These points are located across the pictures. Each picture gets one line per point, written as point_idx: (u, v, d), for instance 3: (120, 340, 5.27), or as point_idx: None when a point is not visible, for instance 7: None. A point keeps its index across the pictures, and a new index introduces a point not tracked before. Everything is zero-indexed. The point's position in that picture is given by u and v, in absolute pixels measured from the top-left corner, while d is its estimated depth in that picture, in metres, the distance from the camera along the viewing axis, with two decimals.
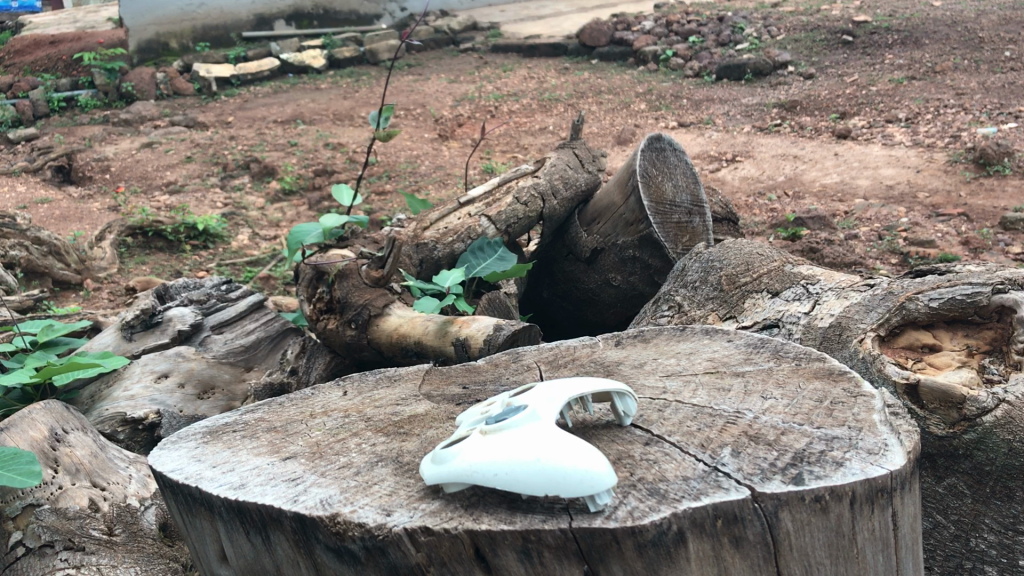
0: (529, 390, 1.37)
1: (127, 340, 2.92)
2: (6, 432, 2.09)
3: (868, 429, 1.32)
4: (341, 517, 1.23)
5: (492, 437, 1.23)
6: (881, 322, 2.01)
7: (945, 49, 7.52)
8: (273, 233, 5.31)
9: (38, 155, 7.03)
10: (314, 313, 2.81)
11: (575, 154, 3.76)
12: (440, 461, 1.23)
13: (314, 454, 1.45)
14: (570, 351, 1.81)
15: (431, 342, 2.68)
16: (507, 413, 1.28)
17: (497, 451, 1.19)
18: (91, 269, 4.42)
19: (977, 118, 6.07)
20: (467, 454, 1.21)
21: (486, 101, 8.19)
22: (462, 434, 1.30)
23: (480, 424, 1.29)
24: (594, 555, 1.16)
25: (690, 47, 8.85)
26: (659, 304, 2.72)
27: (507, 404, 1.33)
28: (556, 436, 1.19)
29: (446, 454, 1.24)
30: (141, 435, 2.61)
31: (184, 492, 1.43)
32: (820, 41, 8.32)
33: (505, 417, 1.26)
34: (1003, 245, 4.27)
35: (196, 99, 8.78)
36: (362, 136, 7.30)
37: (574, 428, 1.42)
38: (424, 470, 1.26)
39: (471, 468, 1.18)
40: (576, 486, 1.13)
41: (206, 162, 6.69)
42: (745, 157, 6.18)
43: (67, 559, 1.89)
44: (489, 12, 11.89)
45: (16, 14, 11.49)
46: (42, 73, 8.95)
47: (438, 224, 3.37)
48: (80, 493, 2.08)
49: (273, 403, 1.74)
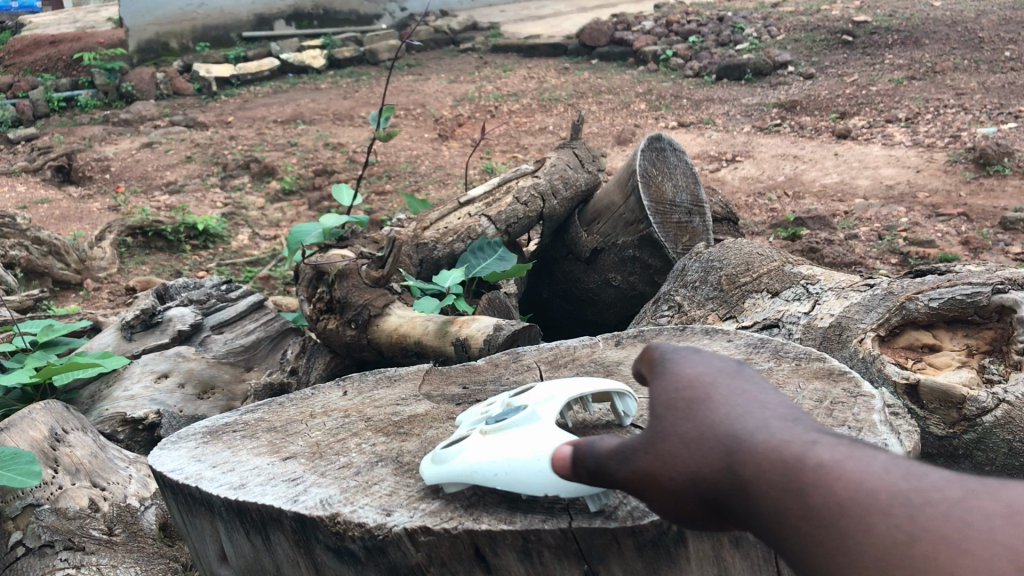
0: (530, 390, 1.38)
1: (127, 340, 2.92)
2: (6, 432, 2.09)
3: (868, 429, 1.32)
4: (341, 517, 1.23)
5: (492, 436, 1.22)
6: (881, 322, 1.99)
7: (945, 49, 7.51)
8: (273, 233, 5.31)
9: (38, 155, 7.02)
10: (314, 313, 2.81)
11: (575, 154, 3.77)
12: (446, 456, 1.23)
13: (314, 454, 1.45)
14: (570, 351, 1.81)
15: (431, 342, 2.69)
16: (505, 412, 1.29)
17: (497, 449, 1.19)
18: (91, 269, 4.42)
19: (977, 118, 6.06)
20: (467, 453, 1.21)
21: (486, 101, 8.19)
22: (462, 433, 1.30)
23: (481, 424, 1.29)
24: (594, 555, 1.16)
25: (690, 47, 8.85)
26: (658, 304, 2.71)
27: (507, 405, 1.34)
28: (552, 432, 1.18)
29: (451, 450, 1.24)
30: (141, 435, 2.61)
31: (184, 491, 1.43)
32: (820, 41, 8.33)
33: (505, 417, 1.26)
34: (1003, 245, 4.27)
35: (196, 99, 8.78)
36: (362, 136, 7.29)
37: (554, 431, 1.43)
38: (424, 470, 1.26)
39: (471, 468, 1.19)
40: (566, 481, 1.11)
41: (206, 162, 6.70)
42: (745, 157, 6.18)
43: (67, 559, 1.88)
44: (489, 12, 11.88)
45: (15, 14, 11.50)
46: (42, 73, 8.94)
47: (438, 224, 3.35)
48: (80, 493, 2.08)
49: (273, 403, 1.74)
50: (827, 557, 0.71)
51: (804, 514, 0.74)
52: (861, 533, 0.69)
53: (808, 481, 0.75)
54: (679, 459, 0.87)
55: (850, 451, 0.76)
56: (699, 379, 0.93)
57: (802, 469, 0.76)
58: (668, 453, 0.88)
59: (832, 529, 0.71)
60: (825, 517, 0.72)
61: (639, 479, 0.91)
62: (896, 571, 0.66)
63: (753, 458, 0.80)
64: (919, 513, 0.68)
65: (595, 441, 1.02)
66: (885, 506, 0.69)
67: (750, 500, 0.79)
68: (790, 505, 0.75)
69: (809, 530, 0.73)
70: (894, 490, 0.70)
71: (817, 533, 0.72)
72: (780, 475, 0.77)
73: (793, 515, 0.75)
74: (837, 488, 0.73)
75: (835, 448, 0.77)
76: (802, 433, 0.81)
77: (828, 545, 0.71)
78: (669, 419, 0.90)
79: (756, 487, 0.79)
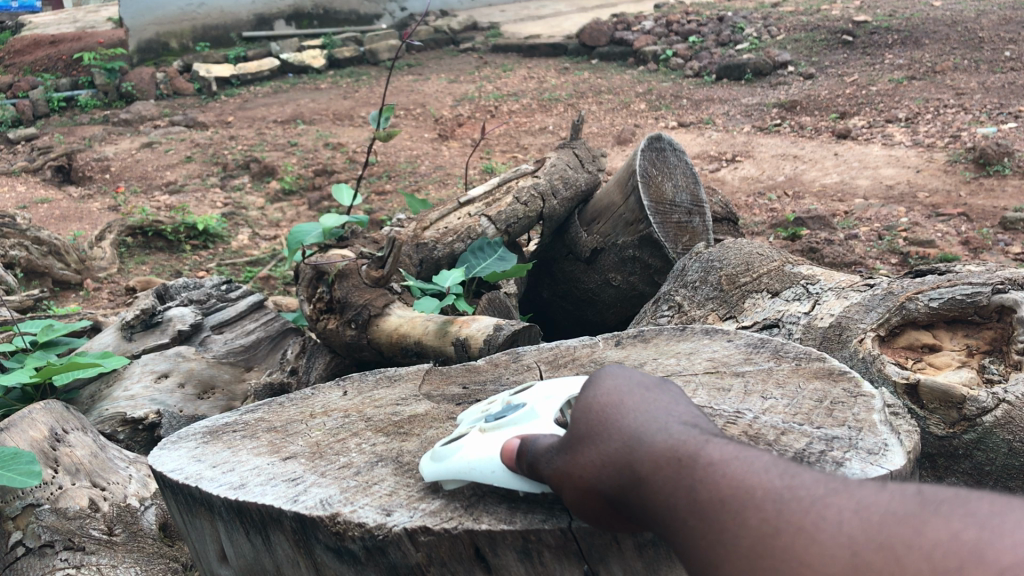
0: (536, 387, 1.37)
1: (127, 340, 2.92)
2: (6, 432, 2.09)
3: (868, 429, 1.32)
4: (341, 517, 1.23)
5: (491, 434, 1.22)
6: (881, 322, 2.00)
7: (945, 49, 7.51)
8: (273, 233, 5.31)
9: (38, 155, 7.01)
10: (314, 313, 2.81)
11: (575, 154, 3.77)
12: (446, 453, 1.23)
13: (314, 454, 1.45)
14: (570, 350, 1.81)
15: (431, 342, 2.69)
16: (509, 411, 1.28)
17: (495, 446, 1.19)
18: (91, 269, 4.41)
19: (977, 118, 6.06)
20: (466, 450, 1.21)
21: (486, 101, 8.19)
22: (462, 431, 1.31)
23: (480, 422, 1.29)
24: (594, 555, 1.16)
25: (690, 47, 8.85)
26: (658, 304, 2.70)
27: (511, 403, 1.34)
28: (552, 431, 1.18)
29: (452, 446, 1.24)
30: (141, 435, 2.61)
31: (184, 492, 1.43)
32: (820, 41, 8.33)
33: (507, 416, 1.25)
34: (1003, 245, 4.27)
35: (196, 99, 8.78)
36: (362, 136, 7.29)
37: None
38: (424, 468, 1.26)
39: (469, 464, 1.19)
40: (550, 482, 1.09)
41: (206, 162, 6.70)
42: (745, 157, 6.18)
43: (67, 559, 1.88)
44: (489, 12, 11.87)
45: (15, 14, 11.51)
46: (42, 73, 8.93)
47: (437, 224, 3.35)
48: (80, 493, 2.08)
49: (273, 403, 1.74)
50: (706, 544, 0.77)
51: (689, 506, 0.81)
52: (736, 523, 0.75)
53: (694, 477, 0.82)
54: (589, 461, 0.96)
55: (736, 453, 0.83)
56: (618, 386, 1.03)
57: (691, 467, 0.84)
58: (582, 455, 0.98)
59: (713, 521, 0.78)
60: (707, 509, 0.79)
61: (560, 478, 1.01)
62: (761, 559, 0.71)
63: (651, 457, 0.89)
64: (786, 509, 0.74)
65: (536, 438, 1.11)
66: (758, 500, 0.76)
67: (646, 496, 0.87)
68: (677, 499, 0.82)
69: (694, 521, 0.79)
70: (769, 487, 0.76)
71: (698, 524, 0.79)
72: (672, 472, 0.85)
73: (679, 508, 0.82)
74: (719, 484, 0.80)
75: (722, 451, 0.84)
76: (698, 435, 0.89)
77: (709, 533, 0.77)
78: (583, 425, 1.00)
79: (651, 483, 0.86)
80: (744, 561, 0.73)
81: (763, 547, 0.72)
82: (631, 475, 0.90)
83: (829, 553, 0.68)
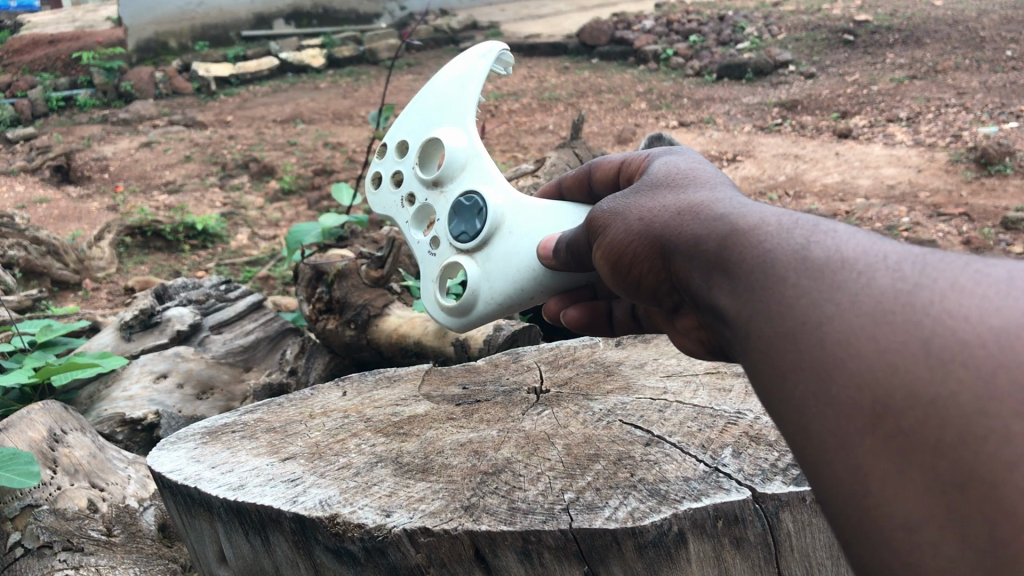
0: (458, 164, 1.60)
1: (127, 340, 2.91)
2: (6, 432, 2.07)
3: None
4: (341, 518, 1.22)
5: (487, 255, 1.50)
6: None
7: (946, 49, 7.49)
8: (273, 233, 5.29)
9: (37, 155, 6.98)
10: (313, 313, 2.79)
11: (575, 154, 3.77)
12: (463, 304, 1.53)
13: (313, 454, 1.44)
14: (570, 351, 1.80)
15: (431, 342, 2.69)
16: (469, 220, 1.53)
17: (505, 267, 1.46)
18: (90, 269, 4.43)
19: (978, 118, 6.04)
20: (487, 283, 1.49)
21: (486, 101, 8.17)
22: (453, 261, 1.57)
23: (460, 245, 1.54)
24: (594, 556, 1.16)
25: (690, 47, 8.81)
26: None
27: (456, 198, 1.58)
28: (523, 219, 1.46)
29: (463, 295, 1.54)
30: (140, 435, 2.59)
31: (183, 492, 1.42)
32: (820, 40, 8.31)
33: (478, 229, 1.50)
34: (1004, 245, 4.26)
35: (196, 99, 8.76)
36: (362, 135, 7.27)
37: (558, 431, 1.43)
38: (461, 314, 1.55)
39: (497, 291, 1.47)
40: (547, 276, 1.41)
41: (206, 162, 6.69)
42: (746, 157, 6.15)
43: (67, 559, 1.87)
44: (489, 12, 11.84)
45: (15, 14, 11.49)
46: (41, 73, 8.90)
47: None
48: (79, 494, 2.06)
49: (272, 403, 1.73)
50: (812, 305, 0.72)
51: (798, 265, 0.75)
52: (861, 284, 0.70)
53: (806, 233, 0.79)
54: (669, 211, 0.97)
55: (852, 230, 0.79)
56: (706, 180, 1.04)
57: (808, 231, 0.79)
58: (659, 208, 1.00)
59: (829, 281, 0.72)
60: (824, 269, 0.73)
61: (637, 245, 1.00)
62: (898, 317, 0.66)
63: (747, 216, 0.86)
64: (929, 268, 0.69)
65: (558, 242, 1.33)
66: (895, 265, 0.70)
67: (736, 253, 0.82)
68: (777, 255, 0.78)
69: (801, 280, 0.74)
70: (899, 250, 0.73)
71: (805, 280, 0.74)
72: (779, 234, 0.80)
73: (783, 265, 0.77)
74: (842, 250, 0.74)
75: (838, 226, 0.80)
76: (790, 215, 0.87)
77: (822, 292, 0.72)
78: (673, 192, 1.02)
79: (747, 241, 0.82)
80: (872, 318, 0.68)
81: (905, 308, 0.66)
82: (720, 230, 0.86)
83: (1001, 309, 0.63)
